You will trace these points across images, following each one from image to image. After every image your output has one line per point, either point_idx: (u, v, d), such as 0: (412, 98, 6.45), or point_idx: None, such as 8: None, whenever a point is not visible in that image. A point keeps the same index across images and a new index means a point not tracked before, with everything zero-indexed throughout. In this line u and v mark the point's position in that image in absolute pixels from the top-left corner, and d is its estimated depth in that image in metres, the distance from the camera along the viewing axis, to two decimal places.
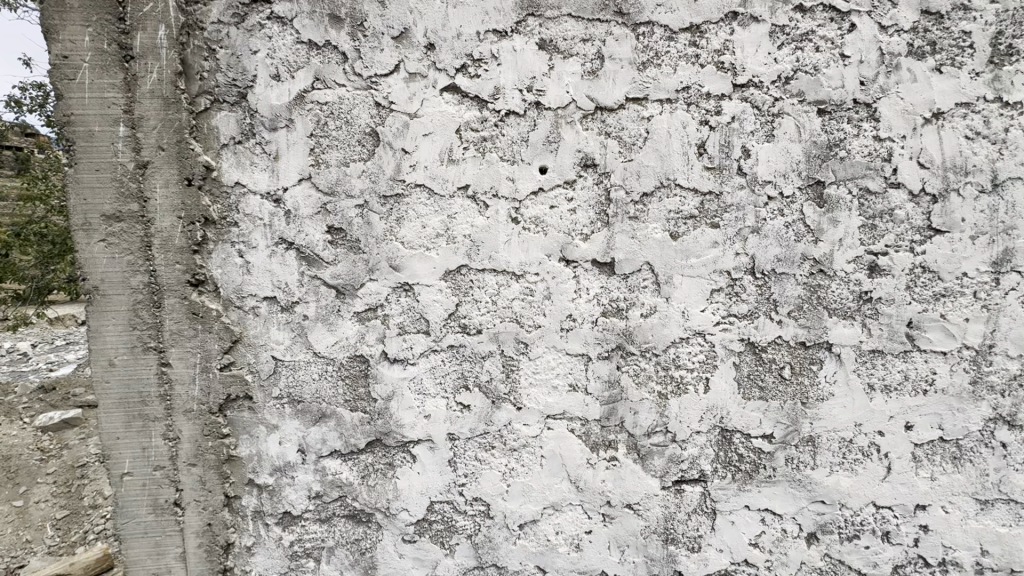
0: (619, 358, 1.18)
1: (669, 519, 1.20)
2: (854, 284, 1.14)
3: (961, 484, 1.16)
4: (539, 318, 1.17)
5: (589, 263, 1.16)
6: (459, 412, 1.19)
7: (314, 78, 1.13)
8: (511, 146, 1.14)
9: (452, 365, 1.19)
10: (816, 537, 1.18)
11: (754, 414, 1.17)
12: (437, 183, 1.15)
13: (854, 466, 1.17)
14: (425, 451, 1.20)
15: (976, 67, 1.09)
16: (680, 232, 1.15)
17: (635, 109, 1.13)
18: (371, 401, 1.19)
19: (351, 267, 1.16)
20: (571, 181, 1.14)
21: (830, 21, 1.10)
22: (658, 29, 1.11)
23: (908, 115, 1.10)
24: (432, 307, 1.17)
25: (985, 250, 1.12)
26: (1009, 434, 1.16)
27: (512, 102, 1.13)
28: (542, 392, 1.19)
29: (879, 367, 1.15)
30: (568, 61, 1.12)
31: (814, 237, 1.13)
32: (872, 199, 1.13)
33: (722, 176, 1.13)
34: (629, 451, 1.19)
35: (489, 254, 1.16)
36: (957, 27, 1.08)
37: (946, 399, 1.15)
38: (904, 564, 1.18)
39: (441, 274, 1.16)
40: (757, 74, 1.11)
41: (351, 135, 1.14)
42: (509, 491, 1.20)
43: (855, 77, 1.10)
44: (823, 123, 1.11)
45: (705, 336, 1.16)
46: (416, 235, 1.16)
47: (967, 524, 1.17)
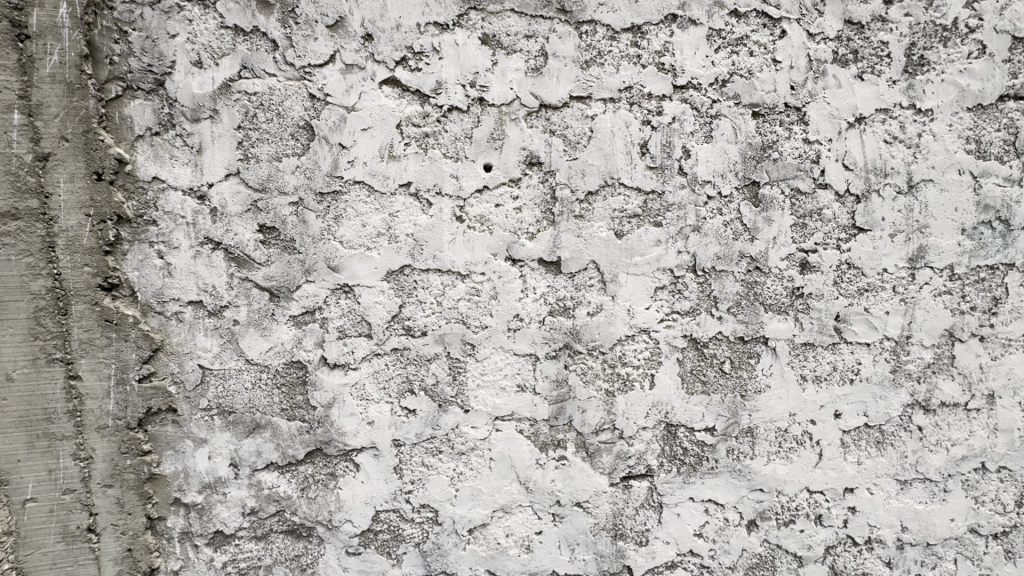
0: (567, 357, 1.17)
1: (618, 515, 1.21)
2: (788, 280, 1.19)
3: (883, 466, 1.24)
4: (485, 318, 1.15)
5: (535, 263, 1.15)
6: (405, 418, 1.15)
7: (240, 66, 1.05)
8: (454, 142, 1.11)
9: (396, 368, 1.14)
10: (756, 524, 1.23)
11: (697, 408, 1.20)
12: (376, 180, 1.10)
13: (789, 454, 1.23)
14: (369, 459, 1.15)
15: (893, 75, 1.16)
16: (624, 231, 1.16)
17: (579, 107, 1.12)
18: (310, 409, 1.13)
19: (286, 268, 1.10)
20: (516, 178, 1.13)
21: (763, 27, 1.14)
22: (601, 27, 1.11)
23: (833, 120, 1.16)
24: (373, 310, 1.12)
25: (903, 247, 1.20)
26: (925, 418, 1.24)
27: (454, 97, 1.10)
28: (490, 394, 1.17)
29: (810, 359, 1.21)
30: (511, 58, 1.10)
31: (751, 235, 1.17)
32: (803, 199, 1.18)
33: (664, 176, 1.15)
34: (577, 449, 1.20)
35: (433, 254, 1.12)
36: (876, 37, 1.15)
37: (870, 388, 1.22)
38: (835, 545, 1.25)
39: (383, 274, 1.12)
40: (696, 76, 1.14)
41: (283, 128, 1.07)
42: (458, 496, 1.18)
43: (786, 81, 1.15)
44: (758, 126, 1.16)
45: (650, 333, 1.18)
46: (356, 235, 1.11)
47: (889, 503, 1.25)
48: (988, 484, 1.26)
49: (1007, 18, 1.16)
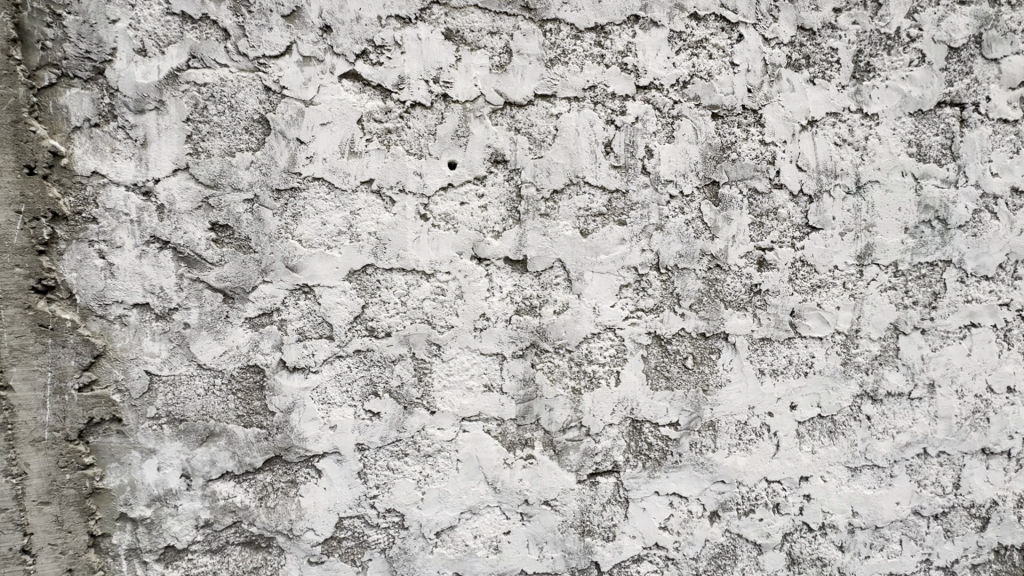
0: (533, 356, 1.17)
1: (586, 511, 1.22)
2: (746, 277, 1.22)
3: (836, 454, 1.30)
4: (451, 318, 1.13)
5: (501, 261, 1.14)
6: (369, 421, 1.12)
7: (188, 55, 1.00)
8: (417, 139, 1.09)
9: (359, 370, 1.11)
10: (718, 514, 1.26)
11: (661, 403, 1.22)
12: (337, 176, 1.06)
13: (748, 445, 1.27)
14: (332, 465, 1.12)
15: (842, 80, 1.21)
16: (590, 229, 1.16)
17: (543, 105, 1.12)
18: (268, 415, 1.08)
19: (240, 268, 1.05)
20: (481, 176, 1.12)
21: (721, 30, 1.16)
22: (565, 26, 1.11)
23: (788, 122, 1.20)
24: (335, 311, 1.09)
25: (852, 245, 1.25)
26: (873, 407, 1.30)
27: (417, 93, 1.08)
28: (456, 394, 1.15)
29: (768, 353, 1.25)
30: (475, 54, 1.09)
31: (711, 234, 1.20)
32: (760, 199, 1.21)
33: (628, 175, 1.16)
34: (545, 447, 1.20)
35: (397, 252, 1.10)
36: (826, 44, 1.20)
37: (823, 380, 1.28)
38: (792, 532, 1.30)
39: (344, 274, 1.09)
40: (658, 77, 1.15)
41: (236, 122, 1.03)
42: (424, 499, 1.16)
43: (743, 84, 1.18)
44: (717, 127, 1.18)
45: (615, 330, 1.19)
46: (316, 233, 1.07)
47: (841, 490, 1.31)
48: (929, 468, 1.34)
49: (944, 29, 1.23)
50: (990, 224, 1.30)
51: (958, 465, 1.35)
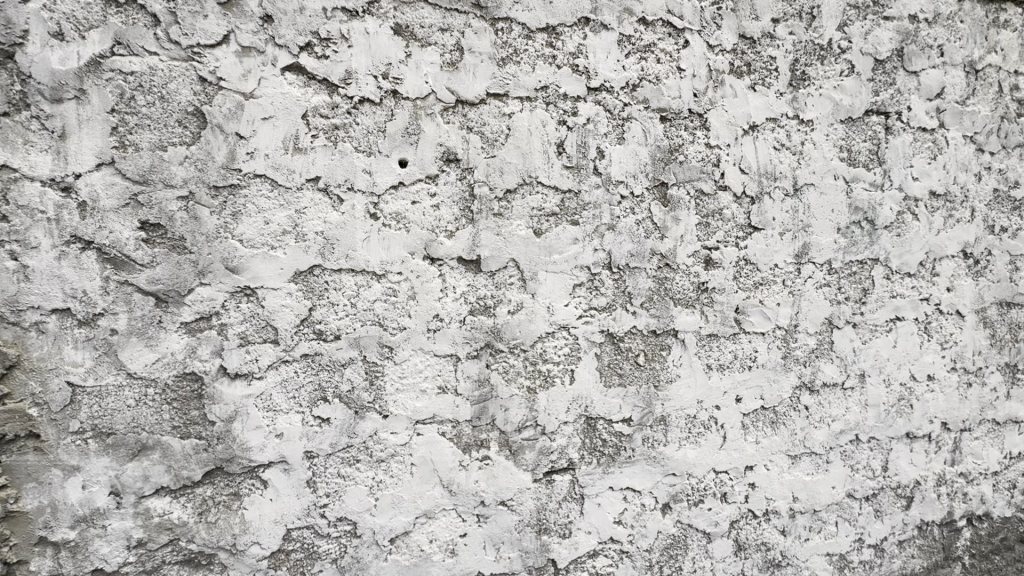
0: (488, 357, 1.17)
1: (542, 509, 1.23)
2: (694, 276, 1.27)
3: (778, 443, 1.37)
4: (403, 319, 1.11)
5: (455, 261, 1.12)
6: (318, 428, 1.08)
7: (113, 41, 0.93)
8: (366, 136, 1.06)
9: (307, 375, 1.07)
10: (670, 506, 1.30)
11: (615, 400, 1.25)
12: (280, 173, 1.02)
13: (698, 438, 1.31)
14: (278, 475, 1.07)
15: (780, 88, 1.27)
16: (543, 229, 1.17)
17: (496, 104, 1.12)
18: (207, 425, 1.02)
19: (174, 270, 0.98)
20: (433, 175, 1.10)
21: (668, 36, 1.20)
22: (516, 25, 1.11)
23: (731, 126, 1.25)
24: (279, 313, 1.04)
25: (790, 244, 1.32)
26: (811, 397, 1.38)
27: (366, 88, 1.05)
28: (410, 397, 1.13)
29: (714, 349, 1.30)
30: (426, 51, 1.07)
31: (661, 233, 1.23)
32: (706, 200, 1.26)
33: (580, 176, 1.18)
34: (501, 448, 1.19)
35: (345, 253, 1.06)
36: (765, 52, 1.26)
37: (766, 372, 1.34)
38: (738, 519, 1.35)
39: (290, 275, 1.04)
40: (609, 79, 1.17)
41: (168, 114, 0.96)
42: (377, 505, 1.13)
43: (689, 89, 1.22)
44: (665, 130, 1.22)
45: (570, 329, 1.20)
46: (258, 233, 1.02)
47: (783, 477, 1.37)
48: (861, 453, 1.43)
49: (870, 42, 1.32)
50: (912, 225, 1.40)
51: (886, 449, 1.45)
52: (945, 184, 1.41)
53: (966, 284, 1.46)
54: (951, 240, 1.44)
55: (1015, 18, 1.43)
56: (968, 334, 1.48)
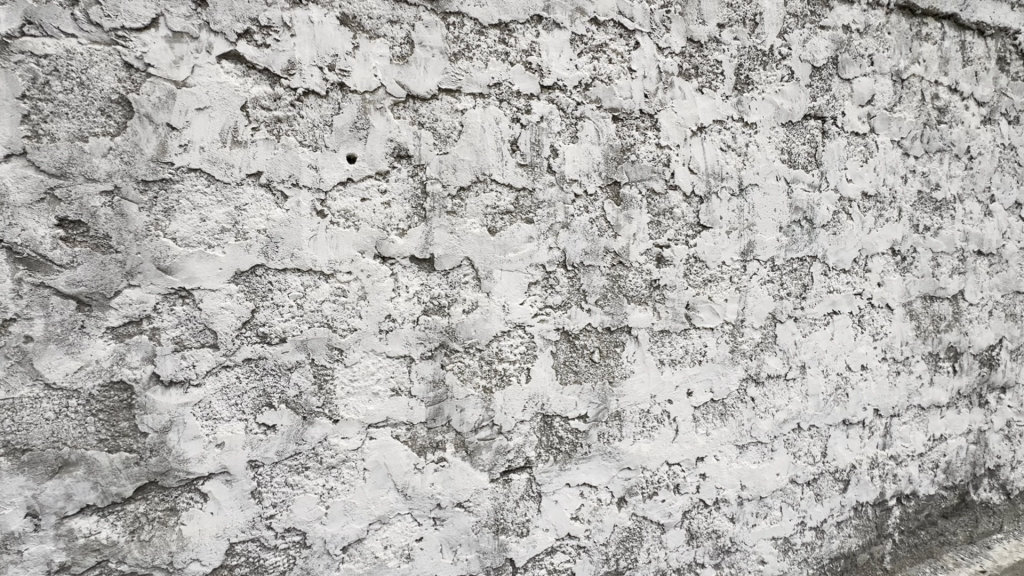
0: (443, 357, 1.15)
1: (499, 509, 1.22)
2: (646, 273, 1.29)
3: (727, 434, 1.42)
4: (354, 320, 1.07)
5: (407, 260, 1.10)
6: (263, 435, 1.03)
7: (22, 20, 0.84)
8: (312, 130, 1.02)
9: (249, 381, 1.02)
10: (625, 500, 1.33)
11: (571, 397, 1.25)
12: (217, 167, 0.96)
13: (651, 432, 1.34)
14: (219, 486, 1.01)
15: (726, 91, 1.32)
16: (498, 227, 1.16)
17: (448, 100, 1.10)
18: (139, 437, 0.96)
19: (99, 271, 0.91)
20: (383, 171, 1.07)
21: (619, 36, 1.21)
22: (468, 20, 1.10)
23: (680, 127, 1.28)
24: (219, 316, 0.98)
25: (736, 242, 1.37)
26: (756, 389, 1.44)
27: (310, 80, 1.00)
28: (361, 401, 1.09)
29: (667, 344, 1.33)
30: (374, 43, 1.04)
31: (614, 232, 1.25)
32: (657, 199, 1.28)
33: (534, 174, 1.17)
34: (457, 449, 1.18)
35: (291, 252, 1.02)
36: (712, 56, 1.30)
37: (715, 366, 1.38)
38: (690, 509, 1.39)
39: (229, 276, 0.98)
40: (562, 78, 1.17)
41: (89, 102, 0.89)
42: (328, 513, 1.09)
43: (640, 90, 1.24)
44: (617, 129, 1.23)
45: (525, 328, 1.20)
46: (194, 231, 0.96)
47: (732, 466, 1.43)
48: (803, 440, 1.51)
49: (808, 49, 1.38)
50: (846, 224, 1.48)
51: (825, 436, 1.53)
52: (875, 186, 1.51)
53: (895, 279, 1.57)
54: (881, 238, 1.53)
55: (935, 32, 1.53)
56: (896, 326, 1.59)
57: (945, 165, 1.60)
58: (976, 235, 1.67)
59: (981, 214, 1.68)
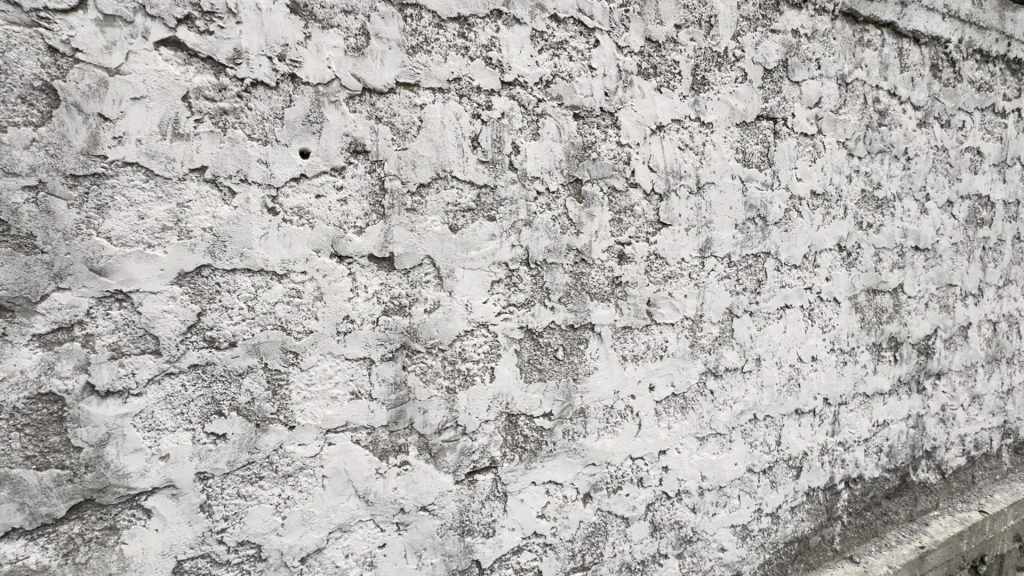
0: (404, 358, 1.12)
1: (464, 511, 1.21)
2: (609, 270, 1.30)
3: (688, 427, 1.45)
4: (310, 322, 1.03)
5: (366, 259, 1.06)
6: (212, 446, 0.98)
7: None
8: (261, 123, 0.97)
9: (196, 389, 0.96)
10: (590, 495, 1.33)
11: (535, 395, 1.25)
12: (156, 161, 0.90)
13: (615, 427, 1.35)
14: (165, 501, 0.95)
15: (683, 90, 1.34)
16: (459, 224, 1.14)
17: (406, 94, 1.07)
18: (72, 452, 0.88)
19: (22, 273, 0.84)
20: (339, 167, 1.03)
21: (579, 34, 1.21)
22: (426, 13, 1.07)
23: (640, 126, 1.30)
24: (161, 320, 0.92)
25: (695, 240, 1.40)
26: (715, 382, 1.48)
27: (258, 70, 0.95)
28: (319, 406, 1.05)
29: (629, 341, 1.35)
30: (328, 33, 1.00)
31: (576, 229, 1.25)
32: (618, 196, 1.29)
33: (496, 171, 1.16)
34: (420, 451, 1.15)
35: (240, 251, 0.97)
36: (670, 56, 1.32)
37: (676, 360, 1.41)
38: (654, 502, 1.42)
39: (172, 277, 0.93)
40: (522, 74, 1.16)
41: (8, 88, 0.81)
42: (285, 524, 1.04)
43: (600, 88, 1.25)
44: (579, 127, 1.23)
45: (488, 327, 1.19)
46: (131, 229, 0.90)
47: (693, 458, 1.46)
48: (759, 430, 1.56)
49: (760, 52, 1.43)
50: (797, 221, 1.54)
51: (779, 425, 1.59)
52: (823, 185, 1.57)
53: (842, 274, 1.64)
54: (829, 235, 1.60)
55: (875, 39, 1.62)
56: (843, 318, 1.67)
57: (886, 166, 1.69)
58: (914, 231, 1.78)
59: (918, 212, 1.78)
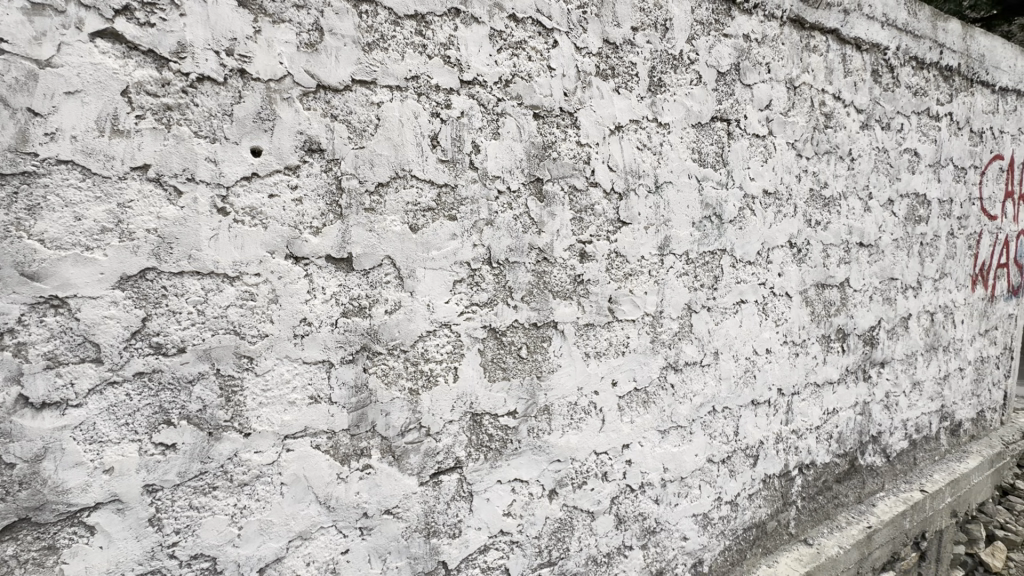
0: (365, 360, 1.10)
1: (430, 513, 1.20)
2: (571, 268, 1.32)
3: (650, 420, 1.48)
4: (265, 326, 1.00)
5: (323, 260, 1.04)
6: (161, 457, 0.93)
7: None
8: (208, 120, 0.93)
9: (143, 398, 0.92)
10: (556, 492, 1.35)
11: (499, 394, 1.25)
12: (94, 159, 0.85)
13: (579, 424, 1.37)
14: (109, 517, 0.90)
15: (641, 92, 1.37)
16: (419, 224, 1.13)
17: (362, 92, 1.05)
18: (3, 469, 0.83)
19: None
20: (293, 166, 1.00)
21: (538, 34, 1.22)
22: (383, 9, 1.05)
23: (599, 126, 1.32)
24: (102, 327, 0.88)
25: (654, 238, 1.44)
26: (676, 376, 1.52)
27: (205, 65, 0.92)
28: (276, 411, 1.02)
29: (592, 338, 1.37)
30: (279, 28, 0.97)
31: (538, 228, 1.26)
32: (579, 196, 1.31)
33: (456, 170, 1.15)
34: (383, 454, 1.14)
35: (188, 253, 0.93)
36: (627, 58, 1.34)
37: (637, 356, 1.44)
38: (618, 495, 1.45)
39: (113, 281, 0.88)
40: (481, 73, 1.16)
41: None
42: (241, 534, 1.01)
43: (560, 88, 1.26)
44: (539, 126, 1.24)
45: (451, 327, 1.18)
46: (67, 231, 0.85)
47: (655, 451, 1.50)
48: (718, 421, 1.62)
49: (713, 56, 1.47)
50: (750, 219, 1.60)
51: (737, 416, 1.65)
52: (774, 184, 1.64)
53: (793, 269, 1.72)
54: (780, 232, 1.67)
55: (820, 45, 1.69)
56: (795, 312, 1.74)
57: (832, 166, 1.77)
58: (858, 228, 1.87)
59: (861, 209, 1.88)
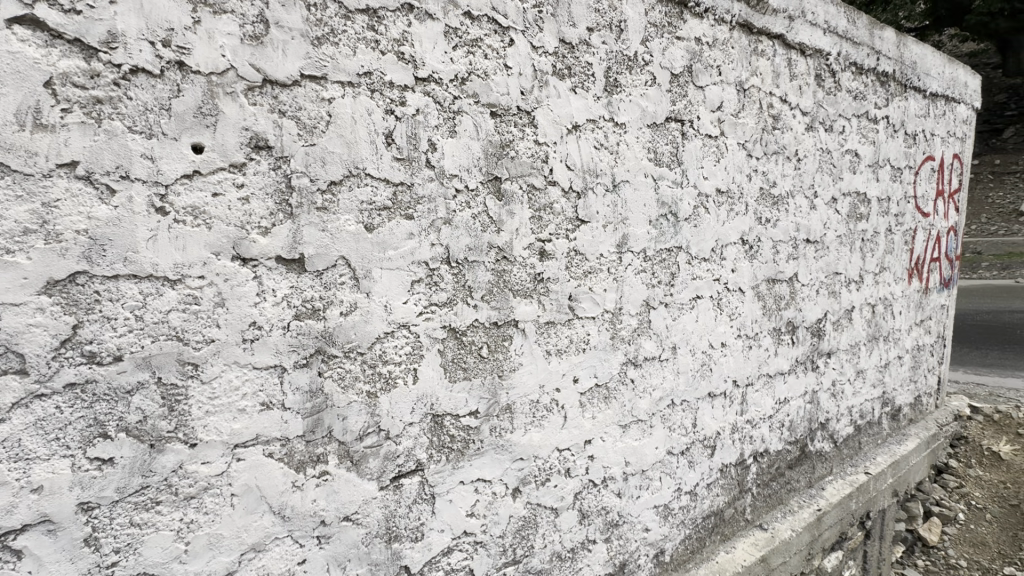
0: (320, 364, 1.07)
1: (390, 517, 1.18)
2: (530, 267, 1.32)
3: (611, 416, 1.51)
4: (211, 331, 0.96)
5: (273, 261, 1.00)
6: (97, 472, 0.88)
7: None
8: (144, 114, 0.88)
9: (75, 411, 0.86)
10: (519, 490, 1.35)
11: (460, 394, 1.24)
12: (13, 155, 0.79)
13: (541, 421, 1.38)
14: (39, 539, 0.84)
15: (597, 92, 1.39)
16: (375, 224, 1.10)
17: (312, 87, 1.02)
18: None
19: None
20: (238, 163, 0.96)
21: (493, 33, 1.22)
22: (332, 3, 1.02)
23: (557, 125, 1.33)
24: (27, 336, 0.82)
25: (612, 236, 1.46)
26: (635, 371, 1.54)
27: (139, 56, 0.87)
28: (225, 420, 0.98)
29: (552, 335, 1.38)
30: (220, 19, 0.93)
31: (497, 227, 1.26)
32: (537, 194, 1.31)
33: (412, 168, 1.14)
34: (341, 460, 1.11)
35: (123, 255, 0.88)
36: (583, 57, 1.36)
37: (598, 353, 1.46)
38: (581, 490, 1.46)
39: (39, 287, 0.82)
40: (437, 71, 1.15)
41: None
42: (189, 550, 0.96)
43: (517, 87, 1.26)
44: (496, 125, 1.24)
45: (410, 328, 1.16)
46: None
47: (617, 445, 1.53)
48: (677, 414, 1.66)
49: (667, 57, 1.51)
50: (704, 217, 1.65)
51: (694, 408, 1.70)
52: (726, 183, 1.69)
53: (745, 265, 1.78)
54: (733, 230, 1.73)
55: (768, 50, 1.76)
56: (747, 306, 1.81)
57: (780, 166, 1.85)
58: (805, 226, 1.96)
59: (808, 207, 1.97)
